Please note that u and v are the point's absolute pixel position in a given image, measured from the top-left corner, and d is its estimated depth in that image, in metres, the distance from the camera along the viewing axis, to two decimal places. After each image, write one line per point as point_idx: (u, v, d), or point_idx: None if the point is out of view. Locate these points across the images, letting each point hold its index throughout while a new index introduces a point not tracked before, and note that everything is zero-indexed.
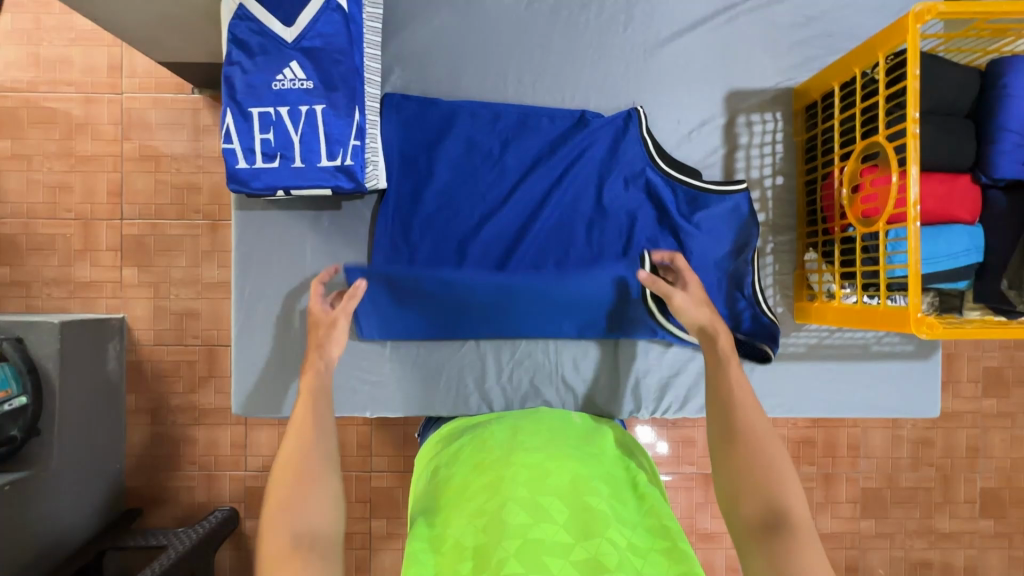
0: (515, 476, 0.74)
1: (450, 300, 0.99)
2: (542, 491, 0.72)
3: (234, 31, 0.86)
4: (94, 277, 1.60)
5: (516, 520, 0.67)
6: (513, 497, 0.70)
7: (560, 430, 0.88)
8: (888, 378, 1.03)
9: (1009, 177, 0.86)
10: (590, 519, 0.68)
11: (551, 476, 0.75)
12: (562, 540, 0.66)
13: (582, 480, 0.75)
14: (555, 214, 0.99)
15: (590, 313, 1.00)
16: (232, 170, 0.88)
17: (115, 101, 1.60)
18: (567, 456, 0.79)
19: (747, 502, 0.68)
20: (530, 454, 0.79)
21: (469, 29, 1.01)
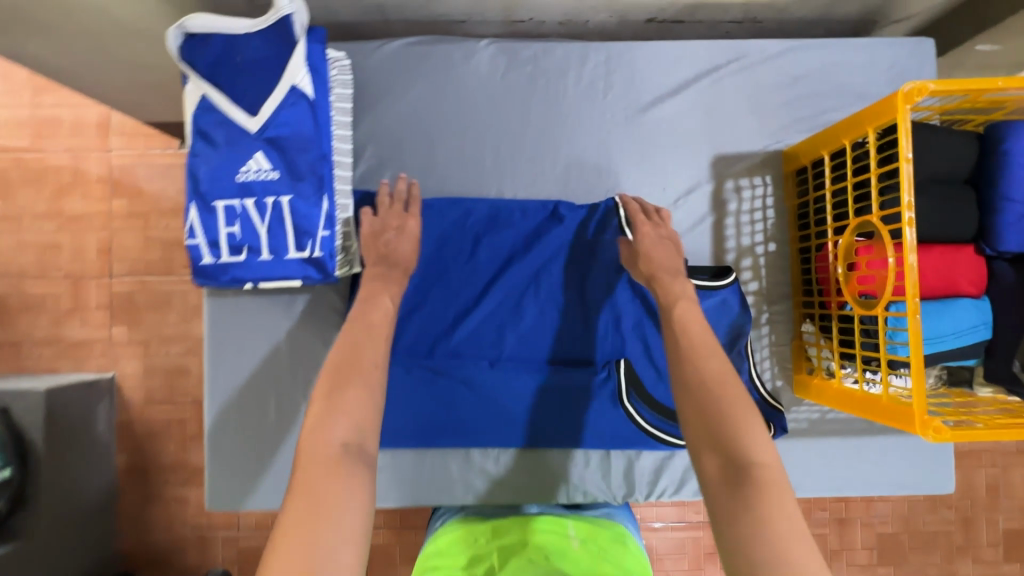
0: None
1: (427, 404, 0.95)
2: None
3: (197, 123, 0.83)
4: (84, 336, 1.57)
5: None
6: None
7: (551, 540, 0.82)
8: (898, 455, 0.97)
9: (1015, 249, 0.81)
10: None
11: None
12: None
13: None
14: (533, 308, 0.96)
15: (575, 415, 0.95)
16: (197, 266, 0.85)
17: (103, 159, 1.58)
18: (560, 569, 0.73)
19: (710, 457, 0.62)
20: (535, 560, 0.76)
21: (444, 102, 0.98)
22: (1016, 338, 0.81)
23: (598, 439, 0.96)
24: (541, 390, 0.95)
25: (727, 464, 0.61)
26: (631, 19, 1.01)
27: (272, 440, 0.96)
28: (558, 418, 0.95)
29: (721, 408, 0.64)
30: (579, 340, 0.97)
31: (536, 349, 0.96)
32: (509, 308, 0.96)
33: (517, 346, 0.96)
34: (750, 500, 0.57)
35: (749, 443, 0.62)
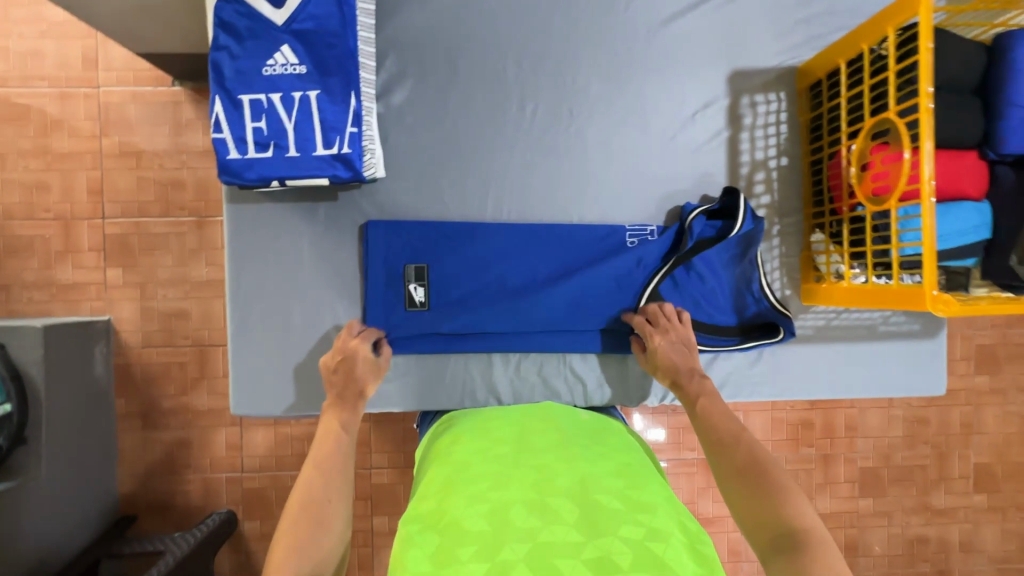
0: (526, 475, 0.73)
1: (452, 309, 0.97)
2: (552, 491, 0.69)
3: (220, 14, 0.81)
4: (76, 278, 1.54)
5: (523, 520, 0.65)
6: (520, 497, 0.68)
7: (568, 427, 0.86)
8: (895, 360, 1.03)
9: (1017, 152, 0.85)
10: (600, 518, 0.65)
11: (561, 475, 0.73)
12: (572, 538, 0.63)
13: (592, 479, 0.72)
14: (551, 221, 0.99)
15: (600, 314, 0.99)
16: (223, 161, 0.84)
17: (92, 96, 1.53)
18: (577, 458, 0.77)
19: (759, 529, 0.66)
20: (538, 454, 0.78)
21: (465, 12, 0.97)
22: (1015, 237, 0.86)
23: (613, 344, 1.00)
24: (560, 297, 0.98)
25: (775, 527, 0.65)
26: None
27: (297, 349, 0.97)
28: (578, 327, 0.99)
29: (757, 481, 0.70)
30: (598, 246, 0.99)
31: (555, 260, 0.99)
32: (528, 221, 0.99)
33: (538, 253, 0.98)
34: (798, 563, 0.60)
35: (789, 509, 0.66)
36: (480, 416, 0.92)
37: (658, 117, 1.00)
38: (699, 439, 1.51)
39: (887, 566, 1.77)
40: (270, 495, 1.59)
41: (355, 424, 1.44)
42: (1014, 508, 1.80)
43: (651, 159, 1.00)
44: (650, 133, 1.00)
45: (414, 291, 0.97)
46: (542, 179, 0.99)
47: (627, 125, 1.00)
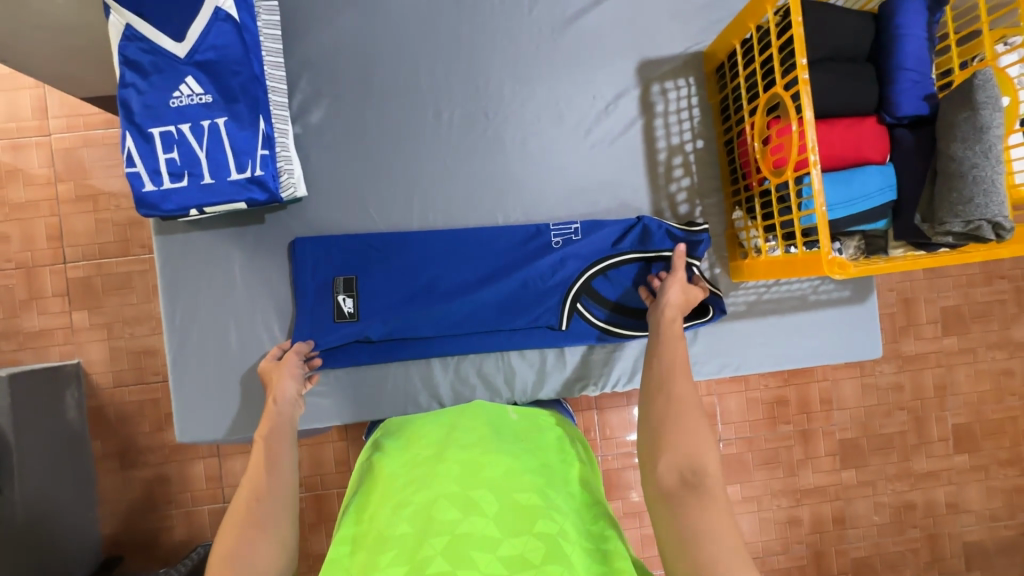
0: (448, 469, 0.68)
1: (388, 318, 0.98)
2: (473, 482, 0.65)
3: (124, 53, 0.83)
4: (43, 325, 1.55)
5: (443, 514, 0.60)
6: (444, 492, 0.63)
7: (496, 422, 0.83)
8: (831, 327, 1.05)
9: (912, 114, 0.87)
10: (521, 513, 0.61)
11: (485, 468, 0.68)
12: (490, 533, 0.58)
13: (515, 474, 0.68)
14: (477, 225, 1.02)
15: (533, 313, 1.00)
16: (139, 195, 0.85)
17: (44, 144, 1.55)
18: (503, 452, 0.73)
19: (668, 463, 0.66)
20: (463, 447, 0.73)
21: (375, 28, 1.00)
22: (917, 195, 0.88)
23: (546, 338, 1.01)
24: (489, 299, 0.99)
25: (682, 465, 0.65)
26: None
27: (238, 372, 0.99)
28: (511, 326, 1.00)
29: (681, 416, 0.71)
30: (522, 251, 1.01)
31: (482, 262, 1.00)
32: (455, 227, 1.01)
33: (467, 260, 1.00)
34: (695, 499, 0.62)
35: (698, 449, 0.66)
36: (410, 422, 0.87)
37: (573, 113, 1.03)
38: None
39: (877, 535, 1.76)
40: None
41: (332, 443, 1.44)
42: (996, 466, 1.80)
43: (570, 154, 1.03)
44: (566, 128, 1.03)
45: (343, 302, 0.99)
46: (465, 184, 1.02)
47: (543, 124, 1.02)
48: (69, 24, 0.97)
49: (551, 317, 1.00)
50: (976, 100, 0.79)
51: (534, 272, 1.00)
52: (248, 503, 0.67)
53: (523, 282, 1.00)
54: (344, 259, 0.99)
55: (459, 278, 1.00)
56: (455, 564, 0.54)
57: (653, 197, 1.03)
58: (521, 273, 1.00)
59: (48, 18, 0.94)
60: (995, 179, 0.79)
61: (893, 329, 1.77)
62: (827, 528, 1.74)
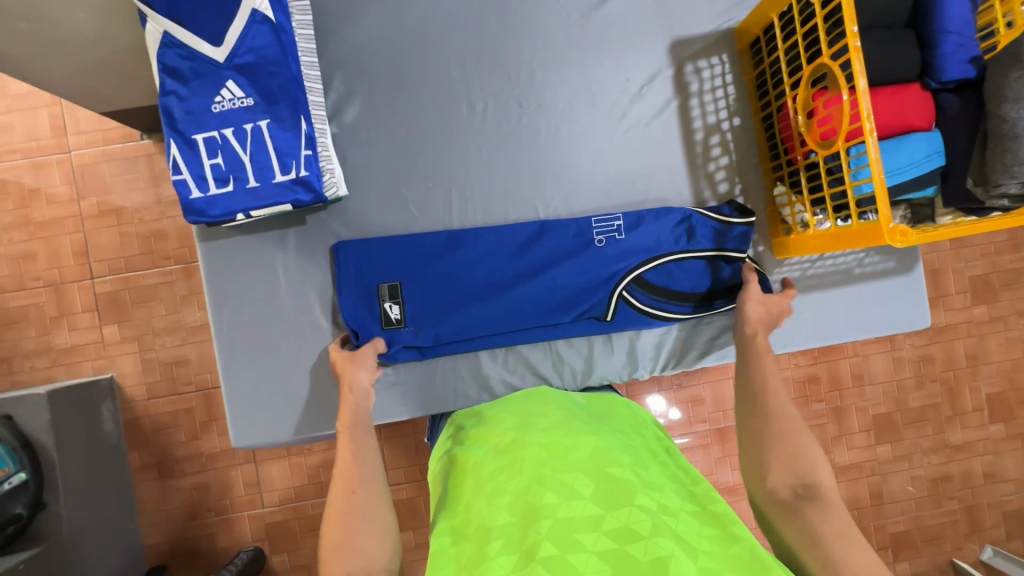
0: (535, 454, 0.69)
1: (434, 316, 0.99)
2: (563, 464, 0.66)
3: (163, 60, 0.83)
4: (74, 341, 1.56)
5: (541, 499, 0.61)
6: (535, 477, 0.64)
7: (569, 408, 0.84)
8: (878, 300, 1.04)
9: (956, 78, 0.86)
10: (618, 489, 0.62)
11: (571, 449, 0.69)
12: (592, 511, 0.59)
13: (603, 452, 0.69)
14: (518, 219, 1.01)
15: (579, 303, 0.99)
16: (186, 202, 0.85)
17: (65, 161, 1.55)
18: (585, 433, 0.74)
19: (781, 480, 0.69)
20: (543, 432, 0.75)
21: (404, 22, 0.99)
22: (966, 159, 0.87)
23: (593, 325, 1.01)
24: (533, 292, 0.99)
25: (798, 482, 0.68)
26: None
27: (288, 376, 0.99)
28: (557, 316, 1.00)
29: (781, 429, 0.74)
30: (563, 248, 1.00)
31: (527, 254, 1.00)
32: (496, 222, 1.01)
33: (511, 258, 1.00)
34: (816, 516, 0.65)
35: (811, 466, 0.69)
36: (481, 415, 0.89)
37: (607, 97, 1.02)
38: (709, 410, 1.51)
39: (916, 509, 1.75)
40: (295, 526, 1.60)
41: None
42: None
43: (607, 140, 1.02)
44: (601, 114, 1.02)
45: (389, 309, 0.98)
46: (503, 176, 1.01)
47: (578, 111, 1.02)
48: (96, 40, 0.97)
49: (601, 310, 1.00)
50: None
51: (578, 264, 0.99)
52: (346, 494, 0.73)
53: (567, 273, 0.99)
54: (388, 259, 0.99)
55: (504, 274, 1.00)
56: (564, 547, 0.55)
57: (692, 178, 1.02)
58: (565, 262, 0.99)
59: (75, 34, 0.94)
60: None
61: None
62: (865, 504, 1.73)
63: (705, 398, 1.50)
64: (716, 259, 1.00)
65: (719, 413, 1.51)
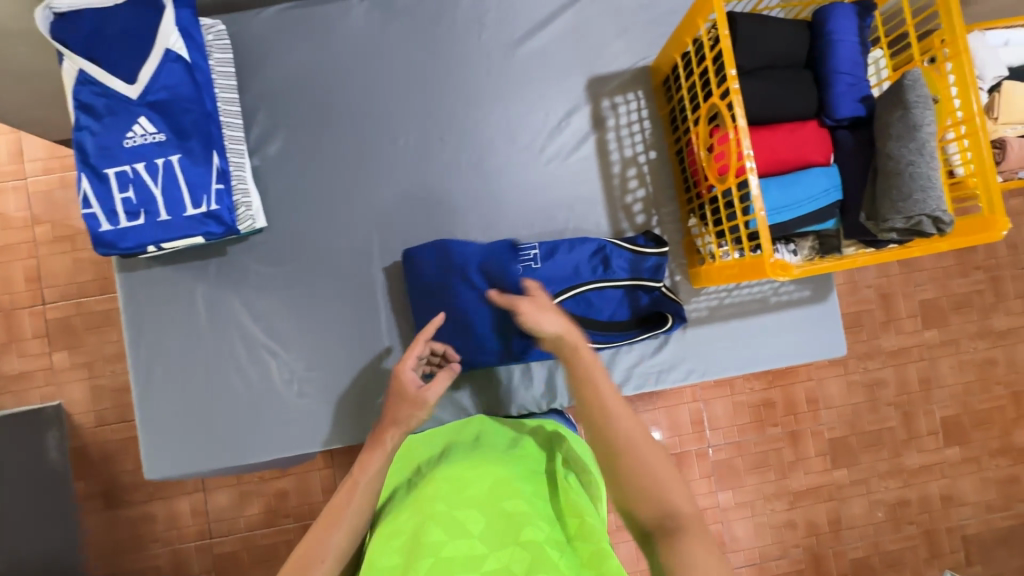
0: (436, 490, 0.73)
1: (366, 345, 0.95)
2: (460, 503, 0.69)
3: (77, 97, 0.85)
4: (23, 367, 1.54)
5: (430, 536, 0.64)
6: (430, 515, 0.67)
7: (489, 436, 0.87)
8: (793, 329, 1.06)
9: (849, 116, 0.90)
10: (505, 526, 0.65)
11: (472, 485, 0.72)
12: (479, 551, 0.62)
13: (502, 483, 0.72)
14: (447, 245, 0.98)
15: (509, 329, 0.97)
16: (95, 234, 0.86)
17: (21, 187, 1.56)
18: (492, 463, 0.77)
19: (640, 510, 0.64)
20: (451, 467, 0.77)
21: (329, 58, 1.02)
22: (862, 192, 0.90)
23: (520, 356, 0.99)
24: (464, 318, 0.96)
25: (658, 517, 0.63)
26: None
27: (203, 406, 0.98)
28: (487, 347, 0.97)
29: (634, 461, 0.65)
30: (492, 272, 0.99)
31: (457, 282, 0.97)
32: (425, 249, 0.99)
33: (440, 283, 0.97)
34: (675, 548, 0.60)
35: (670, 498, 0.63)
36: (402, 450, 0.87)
37: (525, 132, 1.05)
38: None
39: (875, 534, 1.73)
40: (243, 558, 1.56)
41: None
42: (988, 456, 1.77)
43: (527, 173, 1.05)
44: (520, 148, 1.05)
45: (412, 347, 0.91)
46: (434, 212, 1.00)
47: (497, 145, 1.05)
48: (31, 74, 0.99)
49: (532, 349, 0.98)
50: (907, 100, 0.81)
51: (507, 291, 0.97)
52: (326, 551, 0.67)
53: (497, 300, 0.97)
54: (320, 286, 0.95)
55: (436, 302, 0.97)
56: None
57: (610, 209, 1.05)
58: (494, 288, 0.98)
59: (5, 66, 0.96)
60: (931, 175, 0.80)
61: (874, 325, 1.75)
62: (823, 530, 1.71)
63: None
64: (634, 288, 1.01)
65: None
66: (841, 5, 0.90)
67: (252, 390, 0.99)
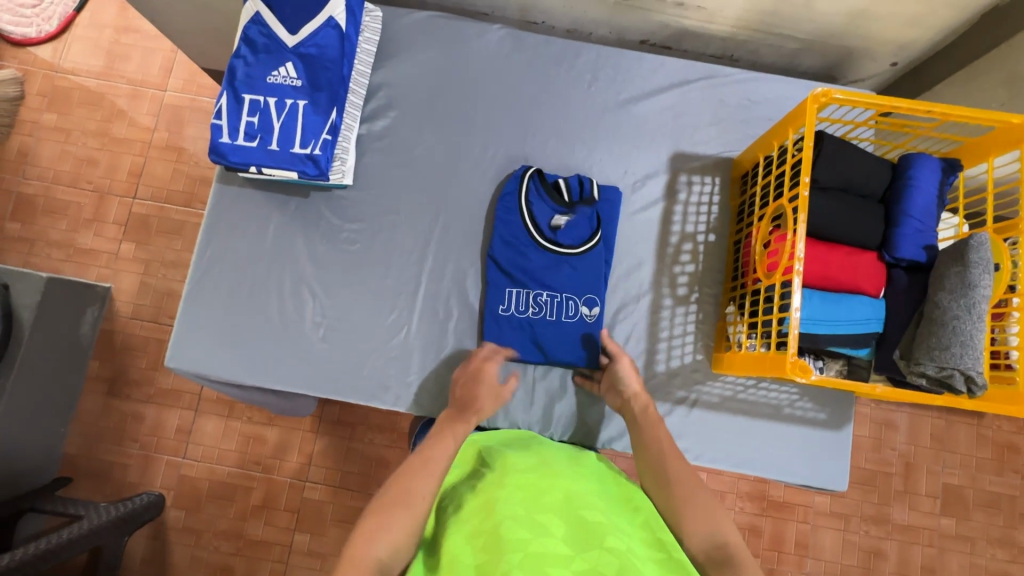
0: (509, 497, 0.73)
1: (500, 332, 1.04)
2: (539, 508, 0.71)
3: (246, 32, 1.01)
4: (94, 245, 1.70)
5: (514, 531, 0.66)
6: (509, 515, 0.69)
7: (551, 454, 0.89)
8: (798, 447, 1.04)
9: (909, 258, 0.92)
10: (586, 533, 0.68)
11: (546, 493, 0.75)
12: (561, 549, 0.65)
13: (574, 496, 0.75)
14: (524, 212, 1.08)
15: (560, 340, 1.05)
16: (214, 142, 0.99)
17: (157, 97, 1.76)
18: (559, 476, 0.80)
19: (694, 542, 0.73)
20: (521, 474, 0.79)
21: (455, 65, 1.15)
22: (900, 333, 0.91)
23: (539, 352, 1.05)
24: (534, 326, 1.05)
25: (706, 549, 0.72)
26: (627, 38, 1.27)
27: (240, 316, 1.07)
28: (508, 328, 1.05)
29: (685, 495, 0.77)
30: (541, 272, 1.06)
31: (521, 258, 1.07)
32: (507, 207, 1.09)
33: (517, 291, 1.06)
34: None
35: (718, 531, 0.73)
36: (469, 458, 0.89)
37: (602, 180, 1.13)
38: None
39: None
40: (203, 487, 1.61)
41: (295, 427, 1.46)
42: None
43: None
44: None
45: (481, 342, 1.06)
46: (515, 184, 1.10)
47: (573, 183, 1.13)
48: None
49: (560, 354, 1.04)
50: (968, 259, 0.83)
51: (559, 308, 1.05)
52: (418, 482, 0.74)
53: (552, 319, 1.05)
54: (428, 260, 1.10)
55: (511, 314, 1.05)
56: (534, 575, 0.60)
57: (656, 272, 1.10)
58: (541, 273, 1.06)
59: None
60: (974, 336, 0.81)
61: (887, 491, 1.64)
62: None
63: None
64: (652, 351, 1.07)
65: None
66: (928, 157, 0.94)
67: (284, 319, 1.07)
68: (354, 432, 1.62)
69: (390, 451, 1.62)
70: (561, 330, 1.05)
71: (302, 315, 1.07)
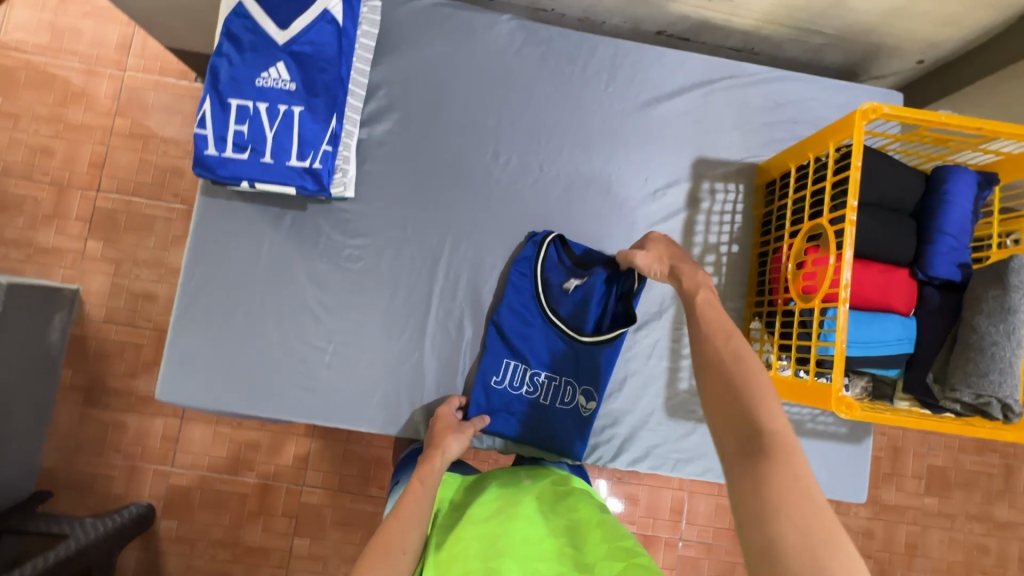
0: (467, 550, 0.74)
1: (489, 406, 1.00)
2: (494, 554, 0.72)
3: (228, 26, 0.89)
4: (56, 244, 1.55)
5: None
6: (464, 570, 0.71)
7: (516, 489, 0.86)
8: (819, 460, 1.04)
9: (943, 277, 0.90)
10: None
11: (503, 535, 0.75)
12: None
13: (533, 538, 0.74)
14: (539, 280, 1.01)
15: (552, 429, 1.00)
16: (200, 155, 0.88)
17: (116, 78, 1.58)
18: (517, 514, 0.79)
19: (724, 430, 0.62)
20: (483, 520, 0.79)
21: (462, 62, 1.05)
22: (933, 356, 0.90)
23: (524, 428, 1.01)
24: (530, 409, 1.01)
25: (742, 430, 0.61)
26: (643, 28, 1.18)
27: (235, 343, 0.98)
28: (497, 401, 1.00)
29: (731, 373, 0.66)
30: (541, 352, 1.01)
31: (526, 325, 1.01)
32: (521, 272, 1.02)
33: (517, 368, 1.01)
34: (759, 465, 0.56)
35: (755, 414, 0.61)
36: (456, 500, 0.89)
37: (621, 188, 1.06)
38: (640, 514, 1.42)
39: None
40: (195, 495, 1.54)
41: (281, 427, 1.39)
42: None
43: (593, 200, 1.06)
44: (612, 202, 1.06)
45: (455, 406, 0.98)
46: (533, 250, 1.02)
47: (591, 192, 1.06)
48: None
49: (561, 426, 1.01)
50: (1008, 282, 0.81)
51: (558, 392, 1.01)
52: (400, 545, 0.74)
53: (548, 406, 1.01)
54: (428, 289, 1.02)
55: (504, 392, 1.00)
56: None
57: None
58: (542, 346, 1.01)
59: None
60: (1012, 362, 0.80)
61: (877, 474, 1.64)
62: None
63: (640, 501, 1.42)
64: (674, 369, 1.05)
65: (649, 520, 1.42)
66: (965, 171, 0.90)
67: (287, 346, 0.99)
68: (351, 435, 1.56)
69: (388, 453, 1.57)
70: (554, 414, 1.01)
71: (304, 339, 1.00)
